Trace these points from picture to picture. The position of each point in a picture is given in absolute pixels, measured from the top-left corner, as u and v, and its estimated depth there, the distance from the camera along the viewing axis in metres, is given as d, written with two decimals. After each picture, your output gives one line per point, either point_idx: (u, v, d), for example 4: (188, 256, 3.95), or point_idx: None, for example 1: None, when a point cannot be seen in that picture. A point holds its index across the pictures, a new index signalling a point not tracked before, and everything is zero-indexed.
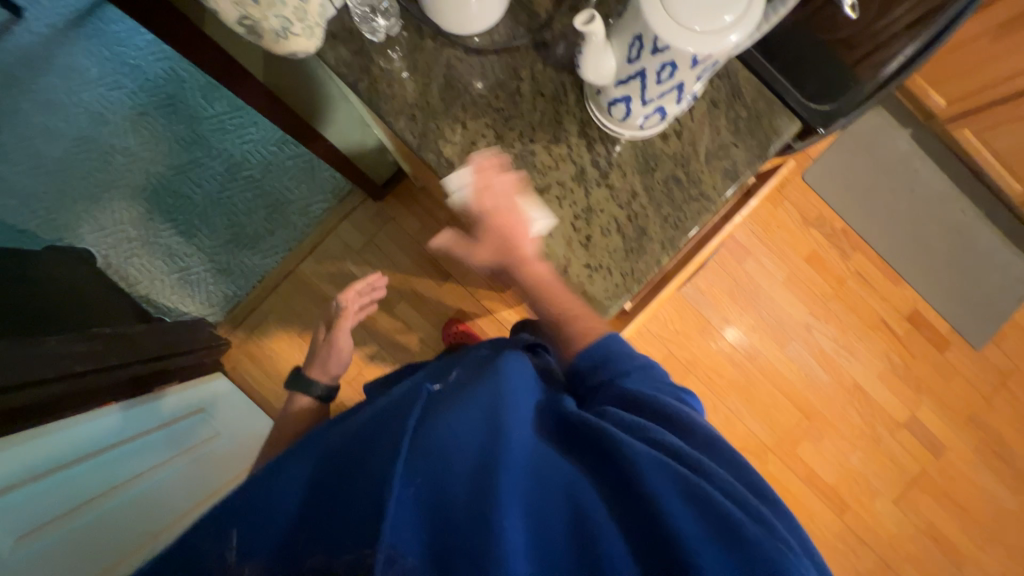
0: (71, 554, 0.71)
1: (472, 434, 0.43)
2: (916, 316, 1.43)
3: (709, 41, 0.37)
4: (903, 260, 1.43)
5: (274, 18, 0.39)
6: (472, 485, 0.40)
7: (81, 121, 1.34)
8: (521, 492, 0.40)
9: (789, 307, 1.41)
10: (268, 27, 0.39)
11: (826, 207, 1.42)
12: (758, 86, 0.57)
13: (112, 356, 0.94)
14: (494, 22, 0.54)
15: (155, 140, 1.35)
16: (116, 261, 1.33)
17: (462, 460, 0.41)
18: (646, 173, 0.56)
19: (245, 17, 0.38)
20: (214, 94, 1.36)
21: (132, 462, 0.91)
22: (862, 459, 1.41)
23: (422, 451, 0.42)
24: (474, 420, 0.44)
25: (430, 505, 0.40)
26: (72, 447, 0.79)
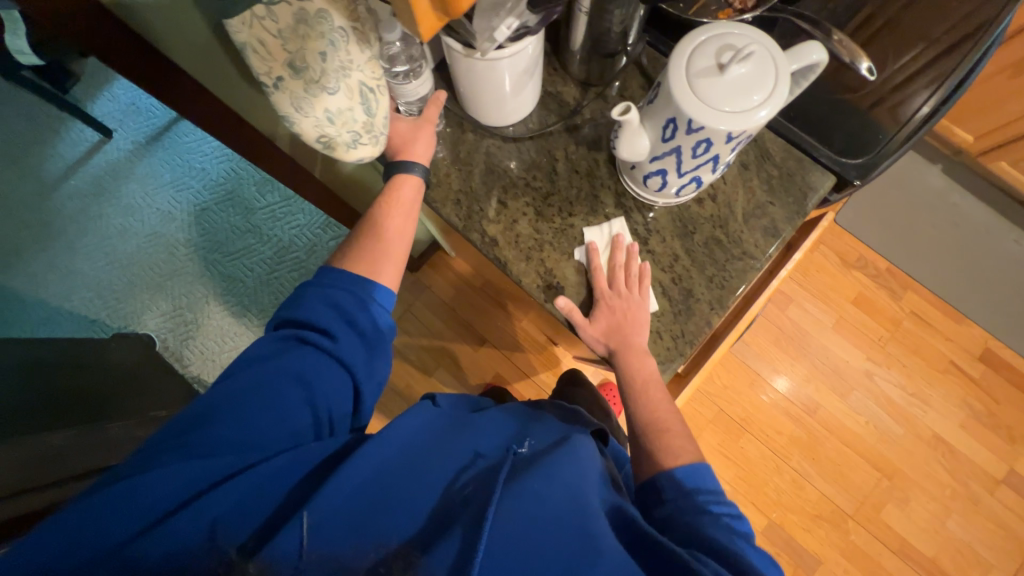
0: None
1: (564, 519, 0.40)
2: (990, 355, 1.32)
3: (743, 118, 0.39)
4: (962, 297, 1.35)
5: (346, 133, 0.46)
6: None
7: (153, 219, 1.49)
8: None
9: (843, 354, 1.33)
10: (340, 140, 0.46)
11: (865, 247, 1.38)
12: (785, 146, 0.59)
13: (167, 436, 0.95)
14: (527, 113, 0.60)
15: (214, 230, 1.48)
16: (173, 344, 1.42)
17: (551, 549, 0.38)
18: (686, 237, 0.57)
19: (322, 134, 0.45)
20: (268, 187, 1.50)
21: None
22: (961, 524, 1.24)
23: (513, 527, 0.39)
24: (566, 505, 0.41)
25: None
26: None
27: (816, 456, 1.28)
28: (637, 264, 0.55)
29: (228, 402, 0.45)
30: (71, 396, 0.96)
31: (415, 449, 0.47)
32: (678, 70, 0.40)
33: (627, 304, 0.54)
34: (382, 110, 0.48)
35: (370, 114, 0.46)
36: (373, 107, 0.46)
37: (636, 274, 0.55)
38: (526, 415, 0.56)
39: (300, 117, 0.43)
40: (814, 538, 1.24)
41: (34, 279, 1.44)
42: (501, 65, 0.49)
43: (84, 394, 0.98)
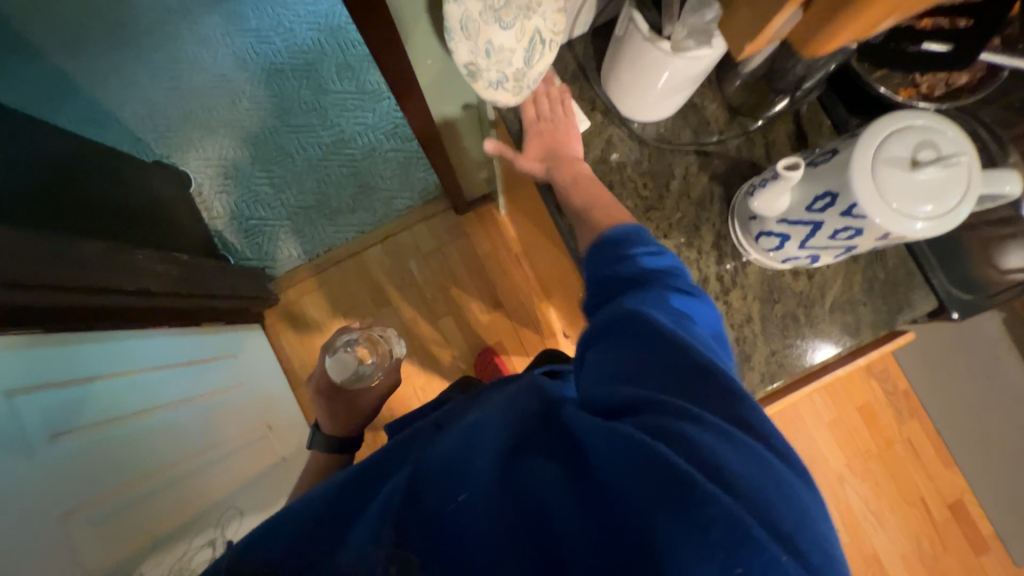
0: (100, 464, 0.71)
1: (467, 438, 0.40)
2: (960, 506, 1.33)
3: (909, 225, 0.36)
4: (962, 444, 1.34)
5: (495, 72, 0.46)
6: (471, 514, 0.35)
7: (226, 61, 1.44)
8: (514, 519, 0.34)
9: (826, 452, 1.34)
10: (486, 75, 0.47)
11: (893, 363, 1.37)
12: (903, 254, 0.56)
13: (180, 283, 1.00)
14: (664, 118, 0.56)
15: (281, 96, 1.44)
16: (206, 192, 1.41)
17: (453, 481, 0.37)
18: (766, 303, 0.55)
19: (471, 62, 0.45)
20: (347, 73, 1.44)
21: (156, 389, 0.88)
22: None
23: (435, 453, 0.40)
24: (461, 434, 0.41)
25: (410, 518, 0.37)
26: (115, 361, 0.81)
27: None
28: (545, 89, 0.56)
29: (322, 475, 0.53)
30: (114, 209, 0.98)
31: (382, 439, 0.49)
32: (870, 149, 0.37)
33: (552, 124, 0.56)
34: (540, 66, 0.47)
35: (526, 64, 0.46)
36: (533, 58, 0.47)
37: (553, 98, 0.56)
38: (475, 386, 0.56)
39: (461, 37, 0.44)
40: None
41: (95, 76, 1.40)
42: (670, 65, 0.46)
43: (124, 212, 1.00)
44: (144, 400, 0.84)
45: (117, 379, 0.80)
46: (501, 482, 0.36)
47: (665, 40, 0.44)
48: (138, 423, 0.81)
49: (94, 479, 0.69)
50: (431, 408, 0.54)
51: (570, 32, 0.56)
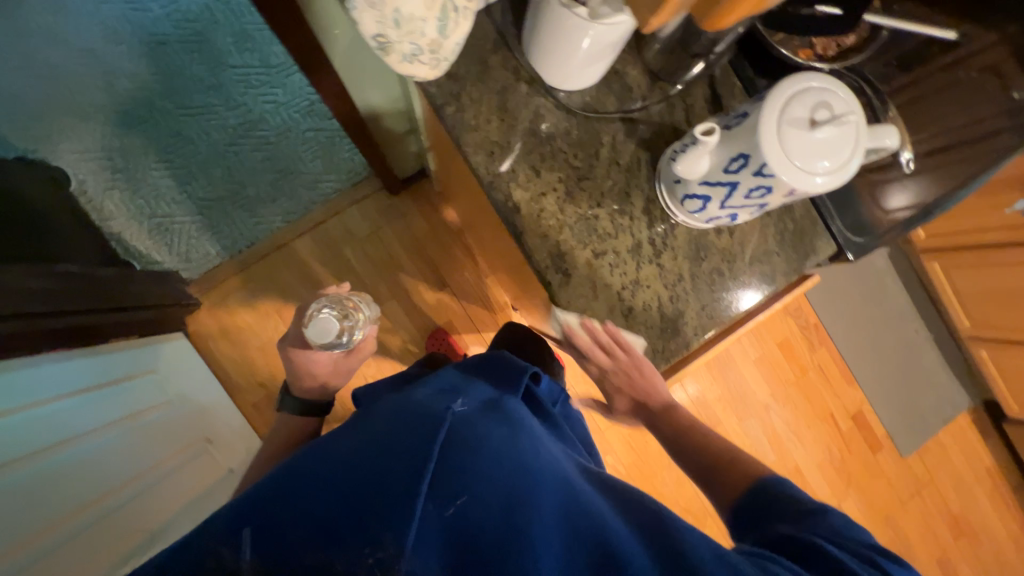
0: (10, 509, 0.63)
1: (503, 458, 0.44)
2: (860, 416, 1.56)
3: (811, 180, 0.40)
4: (860, 364, 1.55)
5: (407, 43, 0.43)
6: (500, 517, 0.39)
7: (91, 32, 1.22)
8: (555, 538, 0.39)
9: (753, 385, 1.50)
10: (398, 47, 0.43)
11: (806, 301, 1.53)
12: (807, 205, 0.61)
13: (71, 300, 0.87)
14: (588, 85, 0.56)
15: (170, 73, 1.25)
16: (91, 189, 1.22)
17: (477, 480, 0.41)
18: (694, 261, 0.59)
19: (380, 35, 0.42)
20: (246, 43, 1.28)
21: (70, 421, 0.79)
22: None
23: (473, 479, 0.41)
24: (508, 466, 0.44)
25: (433, 526, 0.38)
26: (17, 393, 0.70)
27: None
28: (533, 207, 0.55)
29: (302, 458, 0.47)
30: None
31: (371, 425, 0.49)
32: (774, 112, 0.39)
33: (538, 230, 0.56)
34: (456, 36, 0.45)
35: (440, 34, 0.44)
36: (448, 27, 0.44)
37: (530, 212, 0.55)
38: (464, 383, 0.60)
39: (363, 5, 0.39)
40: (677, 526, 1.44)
41: None
42: (588, 31, 0.45)
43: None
44: (55, 432, 0.74)
45: (28, 411, 0.70)
46: (535, 498, 0.41)
47: (580, 6, 0.44)
48: (55, 457, 0.72)
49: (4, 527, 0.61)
50: (415, 399, 0.56)
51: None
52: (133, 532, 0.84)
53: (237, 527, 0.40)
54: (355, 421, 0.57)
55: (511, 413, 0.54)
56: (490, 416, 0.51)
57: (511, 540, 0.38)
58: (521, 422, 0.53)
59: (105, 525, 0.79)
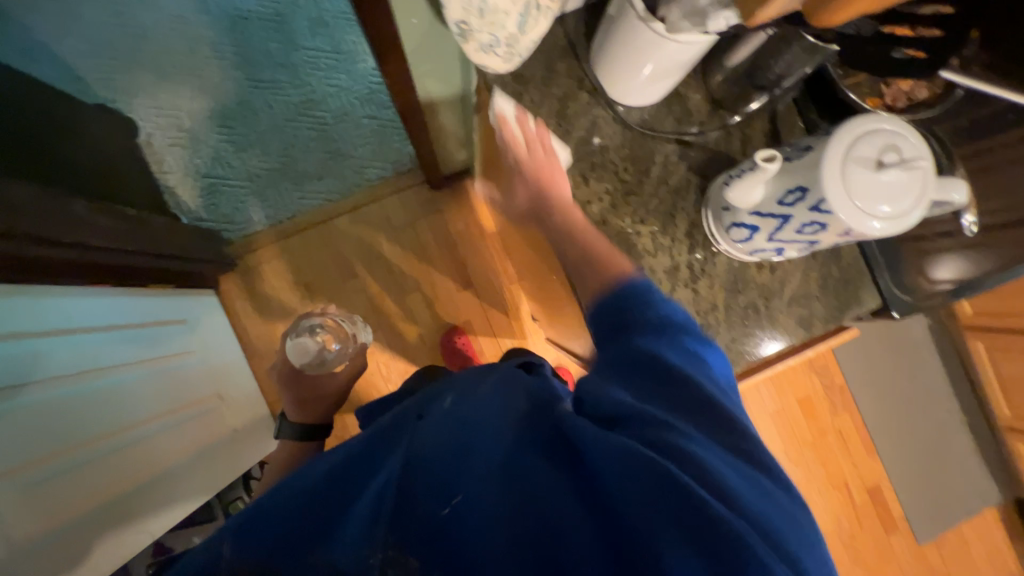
0: (30, 429, 0.66)
1: (450, 432, 0.44)
2: (877, 491, 1.48)
3: (869, 222, 0.39)
4: (884, 436, 1.48)
5: (488, 34, 0.45)
6: (483, 521, 0.37)
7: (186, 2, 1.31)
8: (536, 530, 0.36)
9: (766, 439, 1.44)
10: (478, 36, 0.45)
11: (833, 361, 1.47)
12: (855, 253, 0.60)
13: (125, 240, 0.92)
14: (649, 103, 0.57)
15: (248, 47, 1.33)
16: (157, 144, 1.30)
17: (458, 482, 0.40)
18: (731, 292, 0.58)
19: (464, 22, 0.44)
20: (319, 27, 1.35)
21: (101, 354, 0.83)
22: None
23: (424, 460, 0.42)
24: (453, 435, 0.43)
25: (403, 516, 0.39)
26: (45, 318, 0.74)
27: None
28: (533, 125, 0.54)
29: (305, 468, 0.52)
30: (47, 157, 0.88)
31: (373, 435, 0.51)
32: (843, 149, 0.38)
33: (536, 164, 0.54)
34: (532, 33, 0.47)
35: (519, 30, 0.46)
36: (527, 24, 0.46)
37: (535, 135, 0.54)
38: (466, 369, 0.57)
39: None
40: None
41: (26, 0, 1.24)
42: (661, 48, 0.46)
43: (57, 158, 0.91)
44: (81, 361, 0.78)
45: (54, 338, 0.74)
46: (511, 486, 0.38)
47: (657, 20, 0.44)
48: (76, 386, 0.75)
49: (22, 444, 0.65)
50: (418, 396, 0.55)
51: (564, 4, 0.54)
52: (147, 470, 0.86)
53: (223, 544, 0.44)
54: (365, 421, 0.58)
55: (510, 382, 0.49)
56: (480, 401, 0.48)
57: (486, 550, 0.36)
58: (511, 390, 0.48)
59: (125, 460, 0.82)
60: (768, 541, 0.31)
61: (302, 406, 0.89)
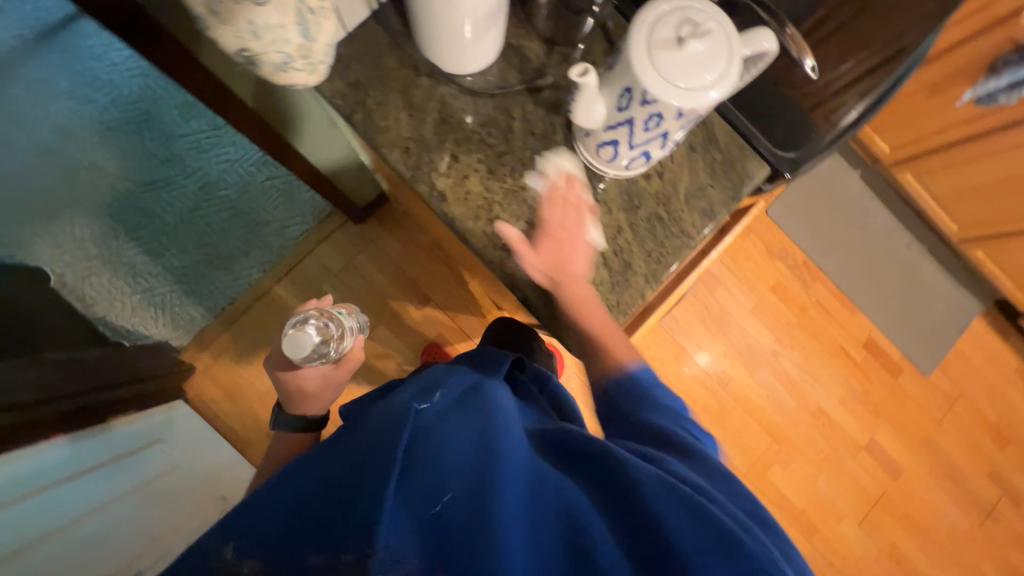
0: None
1: (468, 441, 0.46)
2: (871, 343, 1.53)
3: (695, 97, 0.40)
4: (859, 291, 1.53)
5: (274, 53, 0.39)
6: (472, 504, 0.40)
7: (48, 135, 1.27)
8: (520, 524, 0.40)
9: (756, 335, 1.48)
10: (265, 59, 0.39)
11: (788, 240, 1.51)
12: (730, 132, 0.62)
13: (66, 384, 0.89)
14: (487, 64, 0.57)
15: (125, 155, 1.29)
16: (71, 280, 1.25)
17: (449, 469, 0.42)
18: (630, 210, 0.59)
19: (244, 48, 0.37)
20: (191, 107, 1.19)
21: (62, 500, 0.78)
22: (828, 481, 1.48)
23: (428, 461, 0.43)
24: (471, 444, 0.45)
25: (412, 517, 0.39)
26: (22, 480, 0.72)
27: (723, 423, 1.44)
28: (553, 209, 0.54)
29: (289, 472, 0.50)
30: None
31: (353, 436, 0.52)
32: (644, 40, 0.40)
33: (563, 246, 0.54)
34: (325, 35, 0.42)
35: (307, 38, 0.40)
36: (311, 30, 0.40)
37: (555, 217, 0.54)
38: (441, 378, 0.61)
39: (214, 21, 0.35)
40: None
41: None
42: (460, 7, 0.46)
43: None
44: (61, 514, 0.76)
45: (29, 499, 0.72)
46: (501, 476, 0.42)
47: None
48: (61, 539, 0.74)
49: None
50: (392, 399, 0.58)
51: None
52: None
53: (228, 535, 0.45)
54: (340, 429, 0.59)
55: (486, 399, 0.55)
56: (463, 405, 0.52)
57: (473, 534, 0.38)
58: (488, 404, 0.53)
59: None
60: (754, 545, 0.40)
61: (297, 396, 0.81)
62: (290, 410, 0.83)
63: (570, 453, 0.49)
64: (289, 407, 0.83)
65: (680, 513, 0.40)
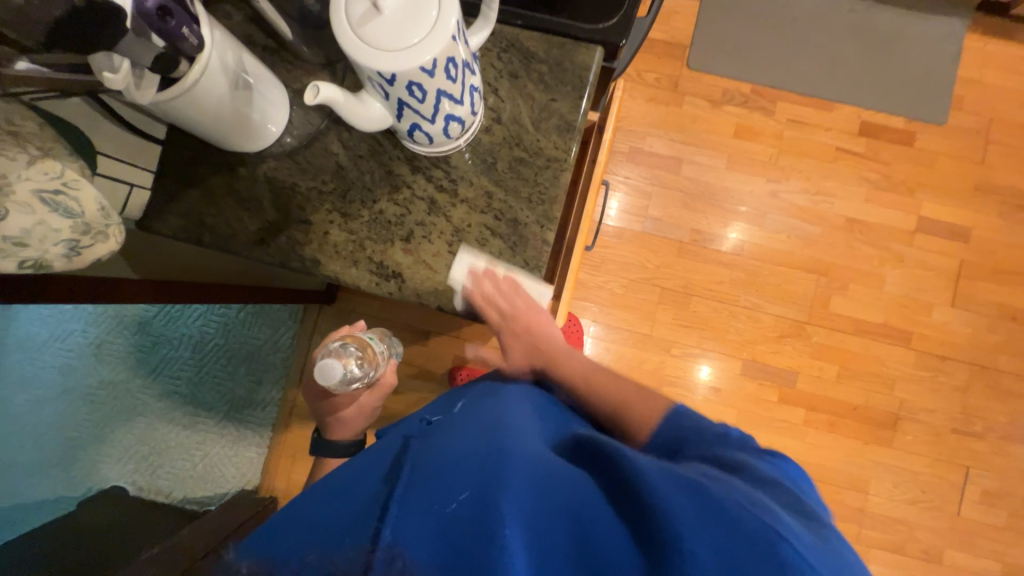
0: None
1: (481, 452, 0.46)
2: (867, 126, 1.38)
3: (432, 43, 0.38)
4: (825, 85, 1.39)
5: (57, 245, 0.39)
6: (477, 505, 0.39)
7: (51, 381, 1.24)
8: (524, 509, 0.38)
9: (745, 187, 1.37)
10: (54, 255, 0.39)
11: (726, 80, 1.38)
12: (543, 37, 0.56)
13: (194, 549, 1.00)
14: (287, 119, 0.55)
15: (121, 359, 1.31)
16: (144, 482, 1.31)
17: (456, 480, 0.42)
18: (489, 170, 0.56)
19: (22, 259, 0.37)
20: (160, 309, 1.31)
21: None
22: (896, 282, 1.35)
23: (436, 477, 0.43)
24: (480, 454, 0.45)
25: (428, 514, 0.39)
26: None
27: (760, 287, 1.34)
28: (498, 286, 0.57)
29: (295, 512, 0.49)
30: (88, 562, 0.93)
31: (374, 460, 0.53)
32: (351, 27, 0.37)
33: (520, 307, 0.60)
34: (91, 201, 0.40)
35: (74, 215, 0.39)
36: (72, 204, 0.39)
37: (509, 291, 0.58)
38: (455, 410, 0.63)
39: None
40: (784, 356, 1.33)
41: None
42: (199, 97, 0.43)
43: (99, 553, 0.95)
44: None
45: None
46: (505, 480, 0.41)
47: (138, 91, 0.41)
48: None
49: None
50: (411, 418, 0.65)
51: (151, 135, 0.55)
52: None
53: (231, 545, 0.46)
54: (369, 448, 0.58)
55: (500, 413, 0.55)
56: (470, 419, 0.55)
57: (475, 525, 0.37)
58: (497, 416, 0.55)
59: None
60: (756, 524, 0.38)
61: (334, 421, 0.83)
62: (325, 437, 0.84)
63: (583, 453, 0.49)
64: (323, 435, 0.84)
65: (673, 496, 0.38)
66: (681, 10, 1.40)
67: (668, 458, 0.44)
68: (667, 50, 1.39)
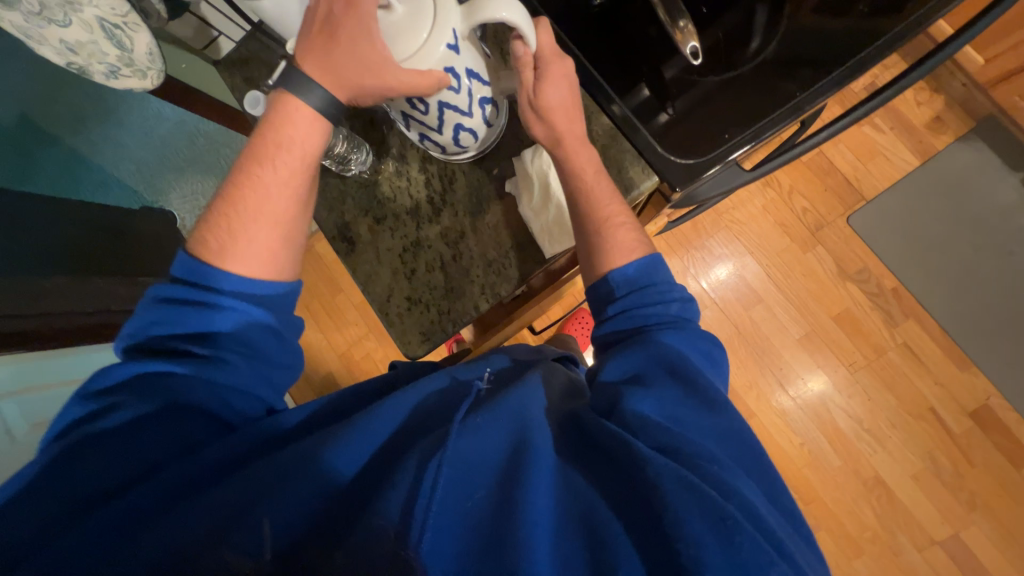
0: None
1: (510, 436, 0.39)
2: (984, 412, 1.12)
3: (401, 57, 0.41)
4: (976, 340, 1.13)
5: (99, 64, 0.49)
6: (496, 515, 0.35)
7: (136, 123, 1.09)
8: (545, 522, 0.34)
9: (801, 369, 1.19)
10: (95, 68, 0.50)
11: (873, 258, 1.17)
12: None
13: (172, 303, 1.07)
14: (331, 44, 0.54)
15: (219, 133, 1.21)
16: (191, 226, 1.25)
17: (483, 474, 0.37)
18: (477, 216, 0.57)
19: (71, 61, 0.49)
20: None
21: None
22: (870, 568, 1.14)
23: (459, 450, 0.38)
24: (504, 439, 0.39)
25: (447, 517, 0.35)
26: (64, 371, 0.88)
27: None
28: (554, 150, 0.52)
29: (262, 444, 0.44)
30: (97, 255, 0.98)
31: (404, 397, 0.46)
32: (372, 65, 0.42)
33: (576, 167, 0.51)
34: (142, 44, 0.50)
35: (123, 49, 0.49)
36: (126, 40, 0.49)
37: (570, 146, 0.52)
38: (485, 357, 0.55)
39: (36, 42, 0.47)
40: None
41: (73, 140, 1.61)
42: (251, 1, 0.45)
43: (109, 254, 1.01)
44: None
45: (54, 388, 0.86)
46: (530, 482, 0.36)
47: None
48: None
49: None
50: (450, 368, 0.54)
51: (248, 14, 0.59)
52: None
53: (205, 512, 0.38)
54: (205, 302, 0.46)
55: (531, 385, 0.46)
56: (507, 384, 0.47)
57: (502, 541, 0.33)
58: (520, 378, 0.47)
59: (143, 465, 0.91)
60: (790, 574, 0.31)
61: (226, 225, 0.49)
62: (213, 275, 0.47)
63: (586, 440, 0.40)
64: (189, 272, 0.47)
65: (699, 524, 0.31)
66: (892, 157, 1.17)
67: (697, 468, 0.35)
68: (840, 188, 1.18)
